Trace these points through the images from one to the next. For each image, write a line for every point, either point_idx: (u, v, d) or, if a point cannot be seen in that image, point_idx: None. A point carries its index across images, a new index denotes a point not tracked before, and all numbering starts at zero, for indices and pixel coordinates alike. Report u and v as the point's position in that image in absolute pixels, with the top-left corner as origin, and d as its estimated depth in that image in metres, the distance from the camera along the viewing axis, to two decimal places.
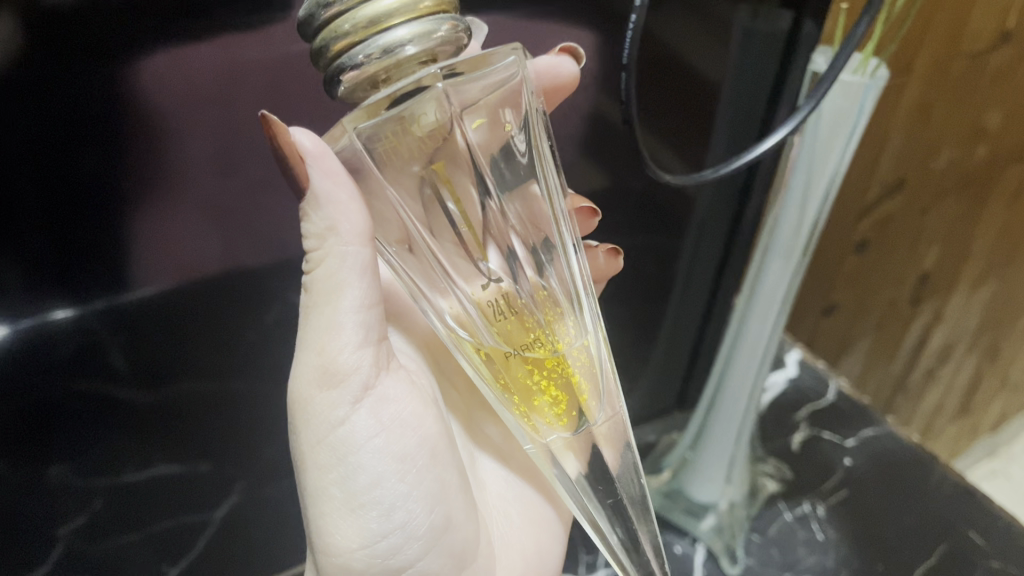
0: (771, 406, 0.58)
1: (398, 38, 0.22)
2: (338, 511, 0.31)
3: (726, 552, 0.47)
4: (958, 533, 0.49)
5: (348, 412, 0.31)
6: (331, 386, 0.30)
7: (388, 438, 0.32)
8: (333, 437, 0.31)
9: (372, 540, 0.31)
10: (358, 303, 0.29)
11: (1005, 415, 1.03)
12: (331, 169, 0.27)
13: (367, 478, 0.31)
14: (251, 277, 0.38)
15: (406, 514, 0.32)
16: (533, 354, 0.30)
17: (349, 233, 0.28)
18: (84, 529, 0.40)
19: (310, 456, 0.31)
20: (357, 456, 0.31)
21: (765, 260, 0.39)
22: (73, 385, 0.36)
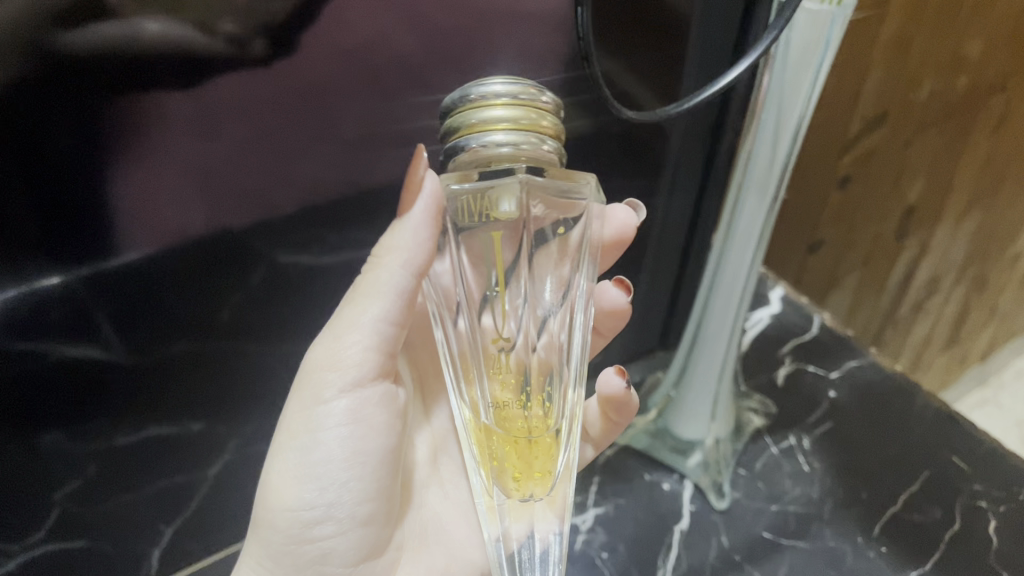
0: (756, 342, 0.58)
1: (495, 140, 0.27)
2: (286, 478, 0.34)
3: (713, 487, 0.48)
4: (941, 458, 0.50)
5: (333, 397, 0.34)
6: (337, 372, 0.33)
7: (359, 442, 0.34)
8: (312, 413, 0.34)
9: (301, 506, 0.34)
10: (377, 319, 0.33)
11: (995, 344, 1.04)
12: (430, 212, 0.32)
13: (324, 462, 0.34)
14: (237, 241, 0.37)
15: (336, 510, 0.34)
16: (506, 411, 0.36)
17: (406, 261, 0.32)
18: (80, 492, 0.39)
19: (288, 421, 0.34)
20: (324, 443, 0.34)
21: (738, 197, 0.39)
22: (60, 354, 0.35)
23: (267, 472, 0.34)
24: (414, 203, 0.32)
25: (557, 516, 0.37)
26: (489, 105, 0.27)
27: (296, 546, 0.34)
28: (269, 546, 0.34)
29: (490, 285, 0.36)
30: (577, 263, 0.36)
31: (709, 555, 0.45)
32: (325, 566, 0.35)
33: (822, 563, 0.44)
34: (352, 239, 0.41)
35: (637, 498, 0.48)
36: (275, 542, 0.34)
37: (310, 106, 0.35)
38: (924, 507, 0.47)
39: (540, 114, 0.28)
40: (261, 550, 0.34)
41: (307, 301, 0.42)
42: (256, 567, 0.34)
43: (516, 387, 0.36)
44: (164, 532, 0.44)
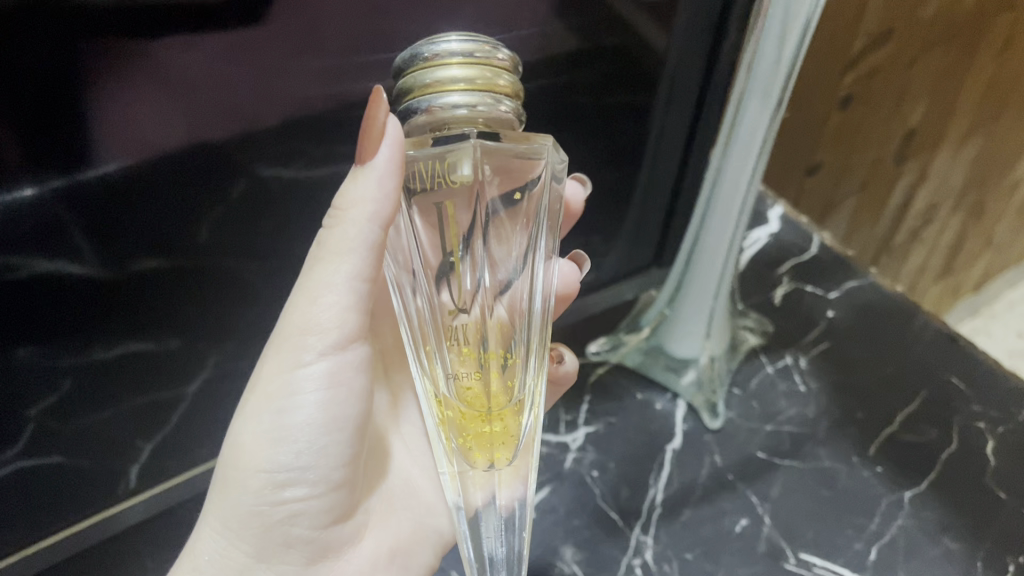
0: (752, 262, 0.57)
1: (451, 102, 0.26)
2: (260, 439, 0.33)
3: (707, 407, 0.47)
4: (940, 378, 0.49)
5: (310, 360, 0.32)
6: (312, 334, 0.32)
7: (334, 406, 0.33)
8: (290, 375, 0.33)
9: (274, 469, 0.33)
10: (350, 278, 0.31)
11: (989, 275, 1.03)
12: (395, 159, 0.29)
13: (301, 425, 0.33)
14: (214, 153, 0.34)
15: (309, 474, 0.33)
16: (469, 382, 0.33)
17: (372, 214, 0.29)
18: (57, 408, 0.37)
19: (263, 382, 0.33)
20: (302, 407, 0.33)
21: (741, 106, 0.37)
22: (32, 268, 0.33)
23: (238, 434, 0.33)
24: (378, 150, 0.29)
25: (521, 482, 0.35)
26: (443, 62, 0.26)
27: (266, 509, 0.33)
28: (236, 509, 0.33)
29: (445, 252, 0.34)
30: (536, 231, 0.34)
31: (701, 474, 0.44)
32: (294, 528, 0.34)
33: (815, 482, 0.44)
34: (337, 153, 0.38)
35: (629, 417, 0.47)
36: (244, 504, 0.33)
37: (297, 12, 0.32)
38: (920, 428, 0.46)
39: (496, 73, 0.27)
40: (227, 512, 0.33)
41: (291, 215, 0.39)
42: (220, 531, 0.33)
43: (475, 358, 0.34)
44: (143, 450, 0.42)
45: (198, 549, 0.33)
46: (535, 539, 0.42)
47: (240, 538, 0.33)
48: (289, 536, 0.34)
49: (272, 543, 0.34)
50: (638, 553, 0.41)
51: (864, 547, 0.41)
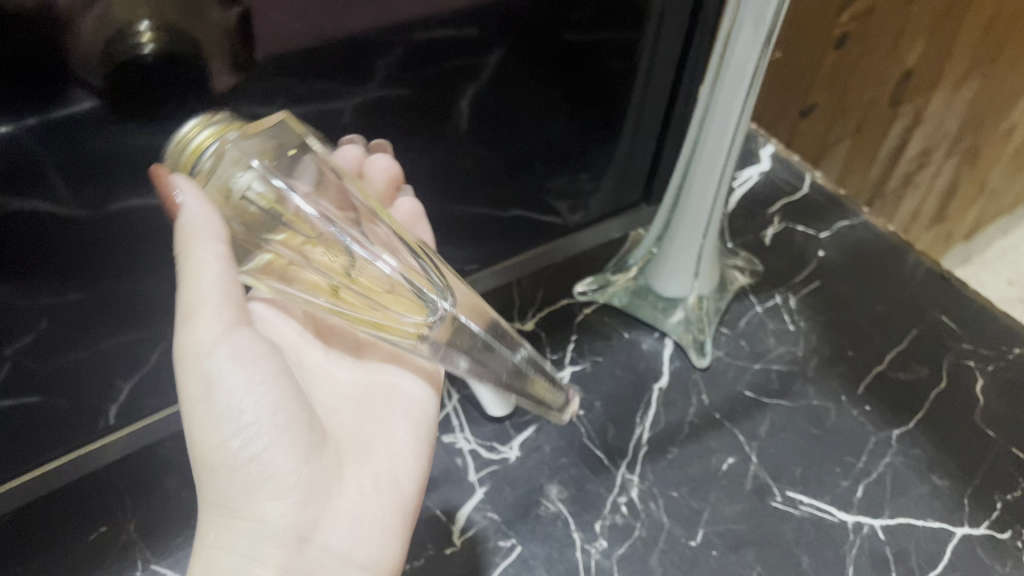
0: (743, 200, 0.56)
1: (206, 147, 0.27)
2: (203, 426, 0.29)
3: (695, 346, 0.47)
4: (931, 318, 0.48)
5: (214, 336, 0.29)
6: (204, 307, 0.28)
7: (252, 365, 0.30)
8: (196, 362, 0.29)
9: (228, 441, 0.29)
10: (220, 259, 0.28)
11: (981, 222, 1.02)
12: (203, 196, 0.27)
13: (231, 390, 0.29)
14: (199, 97, 0.30)
15: (259, 426, 0.29)
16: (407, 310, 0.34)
17: (215, 230, 0.28)
18: (33, 348, 0.34)
19: (180, 379, 0.29)
20: (225, 378, 0.29)
21: (732, 32, 0.36)
22: (4, 206, 0.29)
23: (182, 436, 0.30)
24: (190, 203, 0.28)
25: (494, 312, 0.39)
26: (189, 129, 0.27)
27: (239, 477, 0.30)
28: (223, 491, 0.30)
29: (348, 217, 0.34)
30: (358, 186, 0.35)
31: (689, 413, 0.44)
32: (278, 483, 0.30)
33: (804, 421, 0.44)
34: (323, 91, 0.33)
35: (617, 356, 0.47)
36: (224, 482, 0.30)
37: None
38: (911, 366, 0.46)
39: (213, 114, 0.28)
40: (213, 497, 0.30)
41: None
42: (221, 519, 0.30)
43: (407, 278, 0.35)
44: (114, 402, 0.38)
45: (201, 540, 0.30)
46: (520, 478, 0.41)
47: (232, 516, 0.30)
48: (280, 490, 0.30)
49: (270, 502, 0.30)
50: (624, 492, 0.41)
51: (851, 485, 0.41)
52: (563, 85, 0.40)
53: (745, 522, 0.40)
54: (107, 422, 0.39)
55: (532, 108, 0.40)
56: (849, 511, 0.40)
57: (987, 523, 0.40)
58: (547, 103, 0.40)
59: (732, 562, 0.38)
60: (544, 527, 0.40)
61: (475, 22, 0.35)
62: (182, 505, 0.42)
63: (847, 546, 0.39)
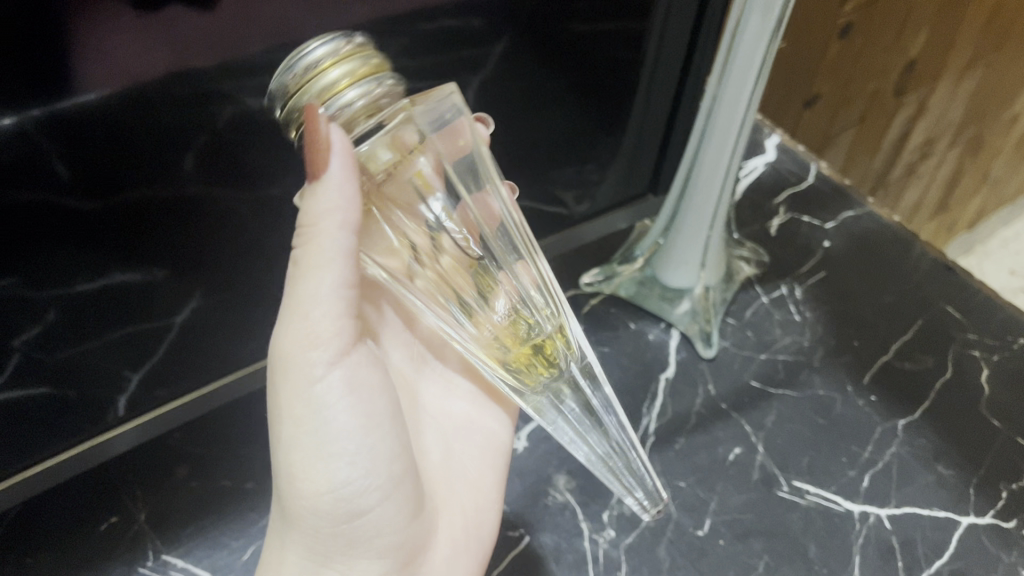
0: (748, 191, 0.56)
1: (348, 100, 0.24)
2: (308, 460, 0.30)
3: (701, 336, 0.47)
4: (937, 308, 0.49)
5: (325, 371, 0.30)
6: (317, 339, 0.30)
7: (365, 406, 0.31)
8: (308, 392, 0.30)
9: (338, 486, 0.30)
10: (336, 286, 0.29)
11: (984, 213, 1.03)
12: (346, 165, 0.27)
13: (341, 434, 0.30)
14: (200, 84, 0.30)
15: (371, 480, 0.31)
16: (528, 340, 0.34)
17: (343, 223, 0.28)
18: (42, 339, 0.34)
19: (286, 411, 0.30)
20: (335, 418, 0.30)
21: (740, 21, 0.36)
22: (12, 199, 0.29)
23: (284, 467, 0.31)
24: (329, 162, 0.26)
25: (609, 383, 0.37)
26: (321, 69, 0.24)
27: (343, 526, 0.31)
28: (316, 535, 0.31)
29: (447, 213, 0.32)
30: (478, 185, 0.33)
31: (696, 403, 0.44)
32: (378, 538, 0.32)
33: (810, 410, 0.44)
34: None
35: (623, 346, 0.47)
36: (323, 526, 0.31)
37: None
38: (917, 356, 0.46)
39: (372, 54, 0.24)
40: (308, 537, 0.31)
41: (284, 141, 0.35)
42: (311, 562, 0.31)
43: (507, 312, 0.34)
44: (123, 394, 0.39)
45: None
46: (528, 468, 0.42)
47: (327, 565, 0.32)
48: (379, 545, 0.32)
49: (364, 554, 0.32)
50: None
51: (857, 474, 0.41)
52: (569, 76, 0.40)
53: (752, 511, 0.40)
54: (117, 413, 0.39)
55: (540, 99, 0.40)
56: (855, 500, 0.40)
57: (993, 512, 0.40)
58: (553, 93, 0.40)
59: (739, 551, 0.38)
60: (552, 517, 0.40)
61: (481, 12, 0.35)
62: (192, 496, 0.42)
63: (853, 536, 0.39)
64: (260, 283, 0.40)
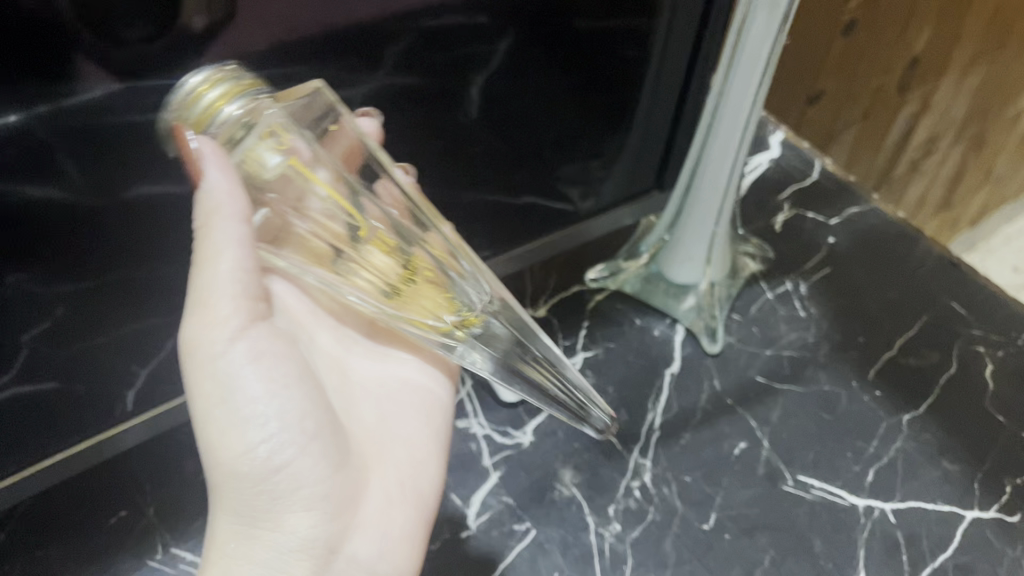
0: (753, 187, 0.56)
1: (229, 114, 0.29)
2: (223, 433, 0.30)
3: (707, 332, 0.47)
4: (941, 304, 0.49)
5: (229, 343, 0.30)
6: (220, 312, 0.29)
7: (271, 369, 0.31)
8: (215, 368, 0.30)
9: (252, 450, 0.30)
10: (236, 261, 0.30)
11: (987, 211, 1.02)
12: (221, 165, 0.30)
13: (250, 397, 0.30)
14: None
15: (285, 436, 0.30)
16: (416, 291, 0.36)
17: (231, 206, 0.30)
18: (50, 334, 0.34)
19: (197, 392, 0.30)
20: (248, 383, 0.30)
21: (747, 17, 0.36)
22: (18, 194, 0.29)
23: (203, 448, 0.30)
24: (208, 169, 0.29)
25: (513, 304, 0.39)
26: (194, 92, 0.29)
27: (263, 490, 0.30)
28: (247, 502, 0.31)
29: (350, 193, 0.35)
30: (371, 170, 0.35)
31: (701, 398, 0.44)
32: (303, 488, 0.31)
33: (815, 406, 0.44)
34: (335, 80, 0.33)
35: (629, 342, 0.47)
36: (247, 491, 0.30)
37: None
38: (921, 352, 0.46)
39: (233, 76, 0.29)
40: (239, 506, 0.31)
41: None
42: (246, 534, 0.31)
43: (432, 279, 0.36)
44: (131, 388, 0.39)
45: (223, 551, 0.30)
46: (534, 462, 0.42)
47: (256, 527, 0.31)
48: (304, 499, 0.31)
49: (298, 511, 0.31)
50: (637, 476, 0.41)
51: (862, 469, 0.41)
52: (575, 73, 0.40)
53: (757, 506, 0.40)
54: (125, 408, 0.39)
55: (546, 95, 0.40)
56: (860, 494, 0.40)
57: (997, 507, 0.40)
58: (559, 90, 0.41)
59: (745, 546, 0.39)
60: (558, 512, 0.40)
61: (488, 8, 0.35)
62: (200, 490, 0.42)
63: (858, 530, 0.39)
64: None
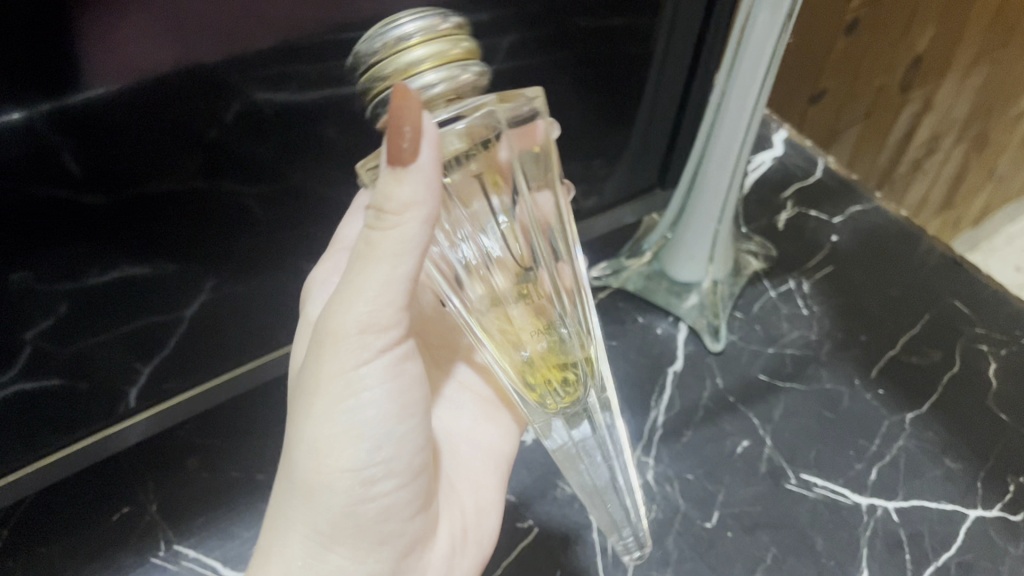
0: (756, 186, 0.56)
1: (426, 83, 0.25)
2: (337, 442, 0.29)
3: (709, 330, 0.47)
4: (944, 303, 0.49)
5: (373, 357, 0.29)
6: (368, 323, 0.28)
7: (400, 394, 0.30)
8: (353, 374, 0.29)
9: (360, 468, 0.29)
10: (399, 276, 0.27)
11: (990, 209, 1.01)
12: (433, 154, 0.25)
13: (377, 419, 0.29)
14: (208, 80, 0.30)
15: (394, 466, 0.30)
16: (536, 354, 0.33)
17: (422, 214, 0.25)
18: (53, 332, 0.34)
19: (324, 387, 0.29)
20: (369, 403, 0.29)
21: (750, 16, 0.36)
22: (22, 192, 0.29)
23: (305, 449, 0.29)
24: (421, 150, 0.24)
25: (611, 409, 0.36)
26: (400, 48, 0.24)
27: (354, 516, 0.30)
28: (328, 515, 0.29)
29: (494, 217, 0.31)
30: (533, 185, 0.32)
31: (703, 396, 0.44)
32: (388, 525, 0.31)
33: (817, 404, 0.44)
34: (335, 78, 0.33)
35: (631, 340, 0.47)
36: (337, 507, 0.29)
37: None
38: (924, 350, 0.46)
39: (453, 40, 0.25)
40: (318, 518, 0.29)
41: (296, 136, 0.35)
42: (314, 537, 0.29)
43: (538, 318, 0.33)
44: (134, 386, 0.39)
45: (289, 564, 0.29)
46: (536, 460, 0.42)
47: (332, 547, 0.29)
48: (383, 534, 0.31)
49: (367, 544, 0.30)
50: (640, 474, 0.41)
51: (865, 468, 0.41)
52: (577, 71, 0.40)
53: (760, 504, 0.40)
54: (128, 405, 0.39)
55: (547, 93, 0.40)
56: (862, 493, 0.40)
57: (1000, 505, 0.40)
58: (561, 88, 0.41)
59: (747, 544, 0.39)
60: (561, 508, 0.40)
61: (490, 6, 0.35)
62: (203, 487, 0.42)
63: (861, 528, 0.39)
64: (271, 277, 0.40)
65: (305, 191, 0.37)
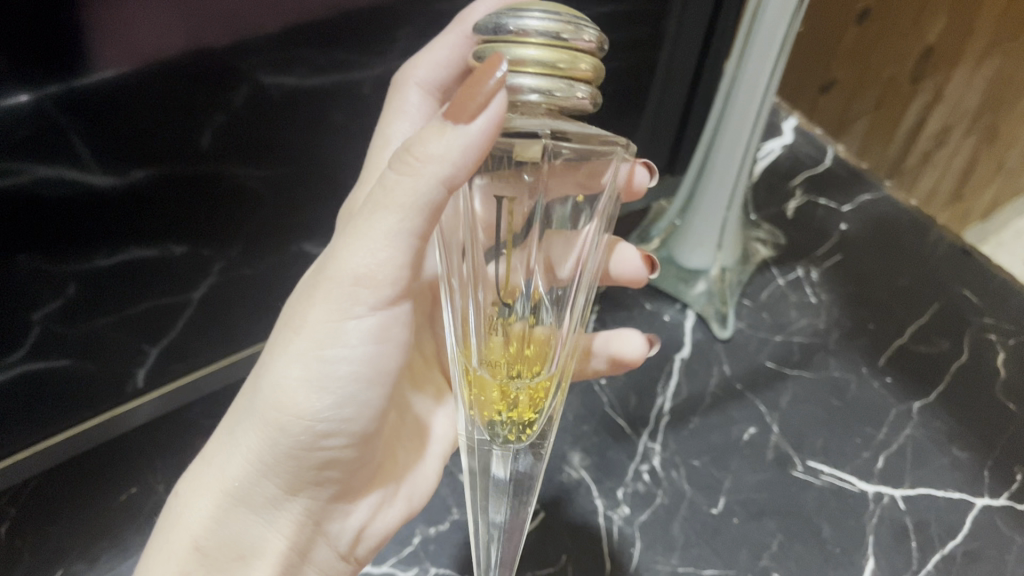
0: (766, 173, 0.56)
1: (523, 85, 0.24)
2: (303, 386, 0.30)
3: (717, 317, 0.47)
4: (953, 293, 0.49)
5: (364, 313, 0.30)
6: (365, 277, 0.28)
7: (375, 357, 0.31)
8: (339, 325, 0.30)
9: (317, 419, 0.30)
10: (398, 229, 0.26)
11: None
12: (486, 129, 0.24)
13: (344, 377, 0.30)
14: (213, 61, 0.30)
15: (345, 428, 0.31)
16: (494, 377, 0.31)
17: (445, 175, 0.25)
18: (62, 313, 0.34)
19: (309, 326, 0.30)
20: (345, 361, 0.30)
21: (761, 5, 0.36)
22: (32, 173, 0.29)
23: (274, 378, 0.30)
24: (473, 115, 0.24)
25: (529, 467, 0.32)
26: (523, 40, 0.24)
27: (297, 457, 0.31)
28: (273, 448, 0.31)
29: (501, 240, 0.31)
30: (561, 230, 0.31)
31: (710, 383, 0.44)
32: (325, 472, 0.33)
33: (825, 392, 0.44)
34: (340, 61, 0.33)
35: (638, 327, 0.47)
36: (284, 445, 0.31)
37: None
38: (932, 339, 0.46)
39: (578, 57, 0.24)
40: (263, 448, 0.31)
41: (305, 118, 0.35)
42: (254, 465, 0.31)
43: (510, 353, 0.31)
44: (141, 367, 0.39)
45: (227, 477, 0.31)
46: None
47: (268, 474, 0.31)
48: (318, 476, 0.32)
49: (305, 483, 0.32)
50: (646, 460, 0.41)
51: (872, 456, 0.41)
52: None
53: (766, 491, 0.40)
54: (136, 385, 0.39)
55: None
56: (869, 481, 0.40)
57: (1007, 495, 0.40)
58: None
59: (753, 530, 0.39)
60: (568, 493, 0.40)
61: None
62: None
63: (867, 515, 0.39)
64: (279, 258, 0.40)
65: (314, 175, 0.37)
